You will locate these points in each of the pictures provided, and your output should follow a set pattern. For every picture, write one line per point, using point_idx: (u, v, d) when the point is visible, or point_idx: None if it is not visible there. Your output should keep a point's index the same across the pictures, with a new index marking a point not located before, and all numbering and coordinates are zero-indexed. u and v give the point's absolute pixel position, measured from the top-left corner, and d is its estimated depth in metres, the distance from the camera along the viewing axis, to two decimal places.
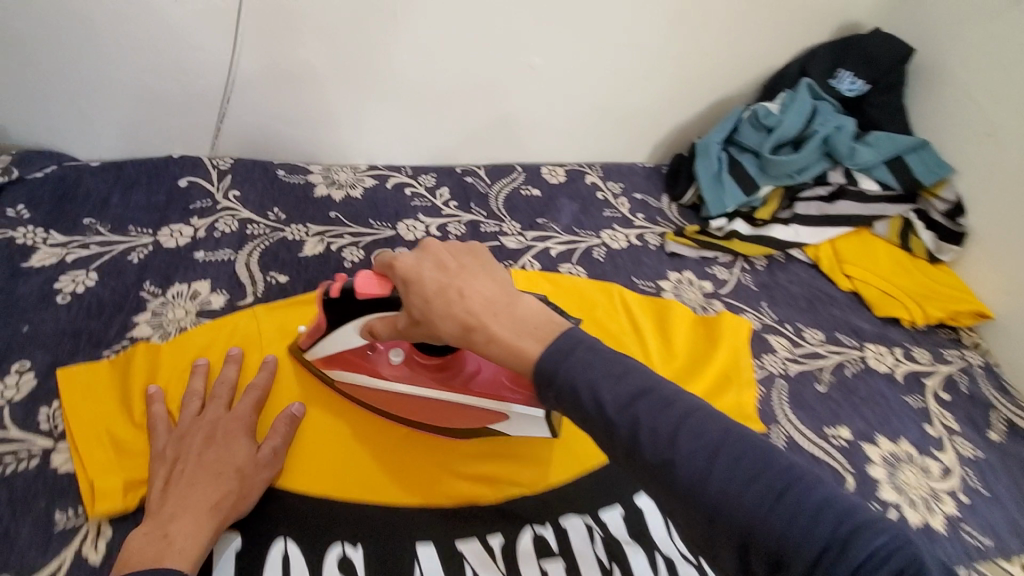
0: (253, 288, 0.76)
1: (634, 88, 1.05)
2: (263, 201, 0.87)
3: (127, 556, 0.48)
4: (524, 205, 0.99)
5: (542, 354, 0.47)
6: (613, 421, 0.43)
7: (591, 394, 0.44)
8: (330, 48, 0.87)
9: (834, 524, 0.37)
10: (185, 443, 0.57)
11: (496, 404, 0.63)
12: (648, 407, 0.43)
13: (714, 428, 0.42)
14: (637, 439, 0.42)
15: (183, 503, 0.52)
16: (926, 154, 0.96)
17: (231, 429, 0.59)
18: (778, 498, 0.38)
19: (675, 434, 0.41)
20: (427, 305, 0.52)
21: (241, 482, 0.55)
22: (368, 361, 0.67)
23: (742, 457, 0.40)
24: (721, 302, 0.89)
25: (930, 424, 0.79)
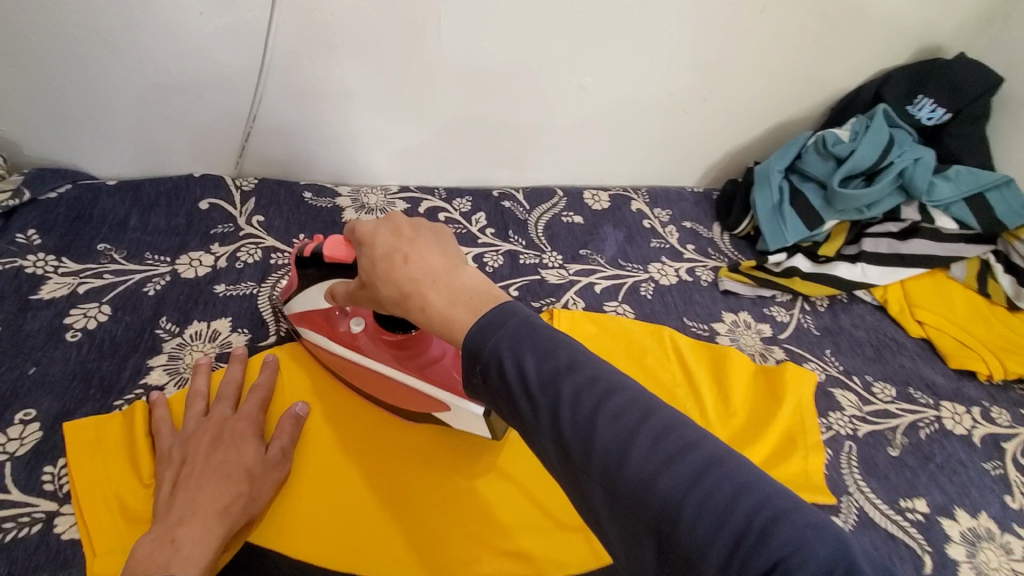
0: (277, 326, 0.70)
1: (687, 109, 0.97)
2: (289, 226, 0.82)
3: (133, 564, 0.45)
4: (566, 233, 0.92)
5: (472, 326, 0.41)
6: (535, 399, 0.38)
7: (514, 364, 0.39)
8: (367, 65, 0.81)
9: (756, 512, 0.32)
10: (192, 445, 0.54)
11: (444, 396, 0.60)
12: (575, 383, 0.38)
13: (634, 406, 0.37)
14: (558, 418, 0.37)
15: (192, 505, 0.49)
16: (1011, 192, 0.87)
17: (240, 430, 0.56)
18: (693, 484, 0.33)
19: (597, 414, 0.36)
20: (375, 268, 0.48)
21: (252, 483, 0.53)
22: (331, 326, 0.65)
23: (658, 436, 0.35)
24: (782, 349, 0.82)
25: (1011, 496, 0.72)
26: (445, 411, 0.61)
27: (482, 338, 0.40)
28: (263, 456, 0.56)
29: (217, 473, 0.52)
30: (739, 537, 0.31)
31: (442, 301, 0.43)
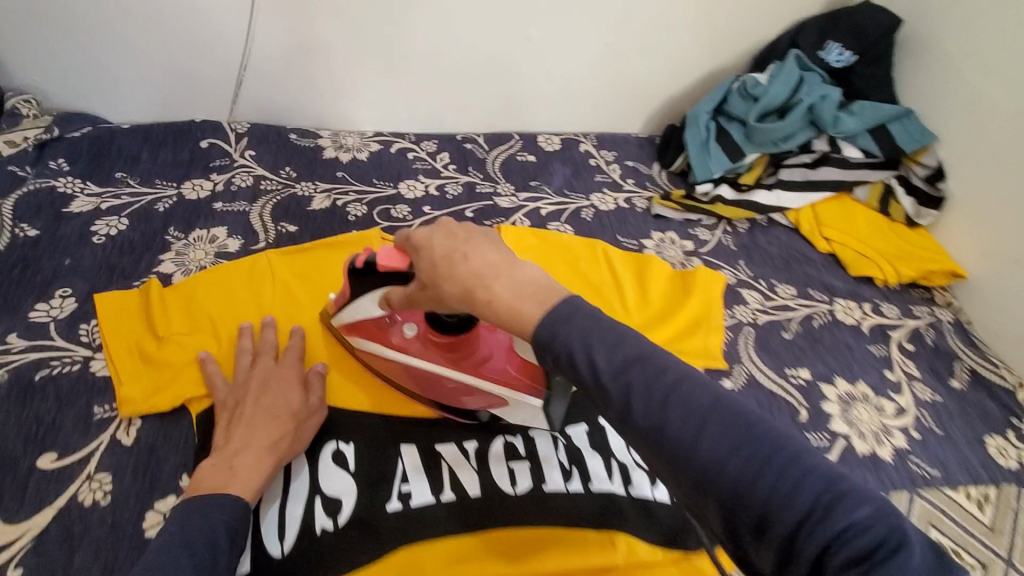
0: (265, 235, 0.84)
1: (626, 61, 1.10)
2: (277, 160, 0.96)
3: (198, 482, 0.54)
4: (519, 168, 1.06)
5: (542, 319, 0.45)
6: (608, 389, 0.43)
7: (587, 359, 0.43)
8: (339, 20, 0.95)
9: (813, 489, 0.36)
10: (242, 391, 0.62)
11: (504, 392, 0.64)
12: (643, 374, 0.42)
13: (700, 396, 0.41)
14: (631, 406, 0.41)
15: (246, 439, 0.57)
16: (910, 123, 0.99)
17: (283, 379, 0.63)
18: (761, 468, 0.37)
19: (669, 399, 0.41)
20: (438, 269, 0.51)
21: (296, 424, 0.61)
22: (386, 333, 0.68)
23: (726, 426, 0.39)
24: (700, 259, 0.95)
25: (890, 370, 0.84)
26: (504, 406, 0.65)
27: (551, 336, 0.44)
28: (305, 402, 0.63)
29: (265, 415, 0.59)
30: (805, 510, 0.35)
31: (509, 295, 0.47)
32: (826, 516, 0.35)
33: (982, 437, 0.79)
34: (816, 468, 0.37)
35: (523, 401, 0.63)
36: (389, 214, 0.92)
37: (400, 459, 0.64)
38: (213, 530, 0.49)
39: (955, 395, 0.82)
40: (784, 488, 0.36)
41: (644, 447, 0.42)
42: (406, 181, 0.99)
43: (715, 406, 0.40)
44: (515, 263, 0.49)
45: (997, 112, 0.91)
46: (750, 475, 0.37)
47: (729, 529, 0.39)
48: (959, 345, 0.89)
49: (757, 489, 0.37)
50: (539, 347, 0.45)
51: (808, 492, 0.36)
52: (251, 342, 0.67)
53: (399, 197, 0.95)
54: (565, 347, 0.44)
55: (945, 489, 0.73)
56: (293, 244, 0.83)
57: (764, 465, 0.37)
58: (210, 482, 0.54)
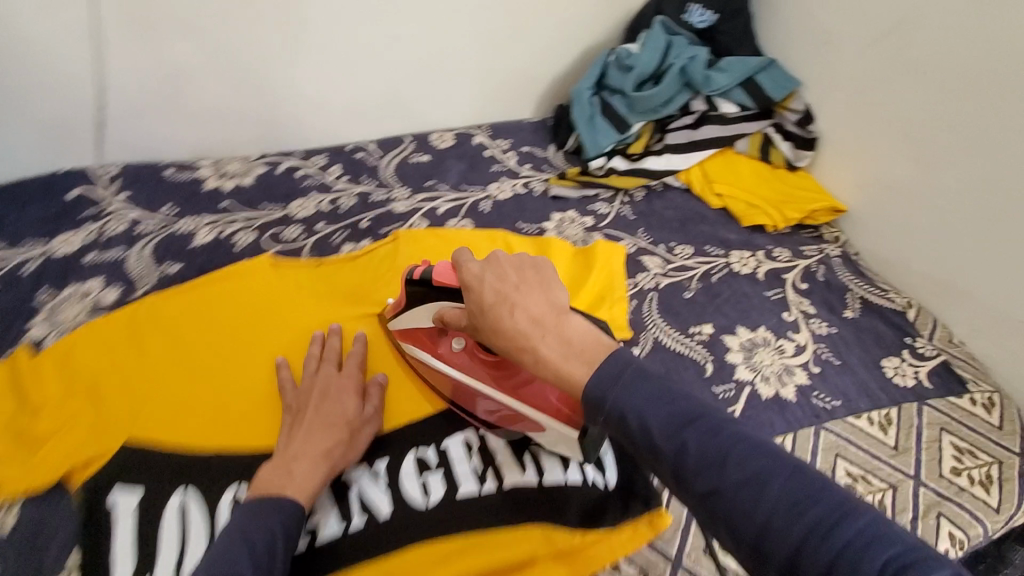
0: (146, 279, 0.81)
1: (503, 48, 1.10)
2: (153, 199, 0.91)
3: (258, 483, 0.57)
4: (414, 170, 1.05)
5: (591, 379, 0.49)
6: (660, 447, 0.44)
7: (638, 418, 0.45)
8: (194, 45, 0.91)
9: (879, 551, 0.36)
10: (304, 398, 0.66)
11: (539, 417, 0.61)
12: (698, 434, 0.44)
13: (757, 458, 0.42)
14: (687, 468, 0.43)
15: (304, 446, 0.60)
16: (775, 71, 1.04)
17: (342, 387, 0.67)
18: (826, 532, 0.38)
19: (724, 460, 0.42)
20: (487, 315, 0.55)
21: (350, 433, 0.63)
22: (436, 346, 0.71)
23: (787, 490, 0.40)
24: (600, 234, 0.97)
25: (787, 311, 0.88)
26: (541, 432, 0.63)
27: (603, 394, 0.48)
28: (361, 412, 0.66)
29: (323, 423, 0.62)
30: None
31: (557, 354, 0.51)
32: None
33: (878, 361, 0.82)
34: (886, 535, 0.37)
35: (557, 430, 0.61)
36: (279, 237, 0.90)
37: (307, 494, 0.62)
38: (268, 533, 0.52)
39: (847, 323, 0.86)
40: (850, 558, 0.36)
41: (706, 516, 0.43)
42: (297, 200, 0.96)
43: (774, 470, 0.41)
44: (563, 316, 0.53)
45: (848, 49, 0.96)
46: (812, 541, 0.38)
47: None
48: (849, 277, 0.94)
49: (823, 554, 0.37)
50: (590, 401, 0.48)
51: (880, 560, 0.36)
52: (318, 348, 0.72)
53: (289, 218, 0.93)
54: (615, 406, 0.47)
55: (848, 418, 0.75)
56: (177, 284, 0.81)
57: (828, 530, 0.38)
58: (270, 484, 0.57)
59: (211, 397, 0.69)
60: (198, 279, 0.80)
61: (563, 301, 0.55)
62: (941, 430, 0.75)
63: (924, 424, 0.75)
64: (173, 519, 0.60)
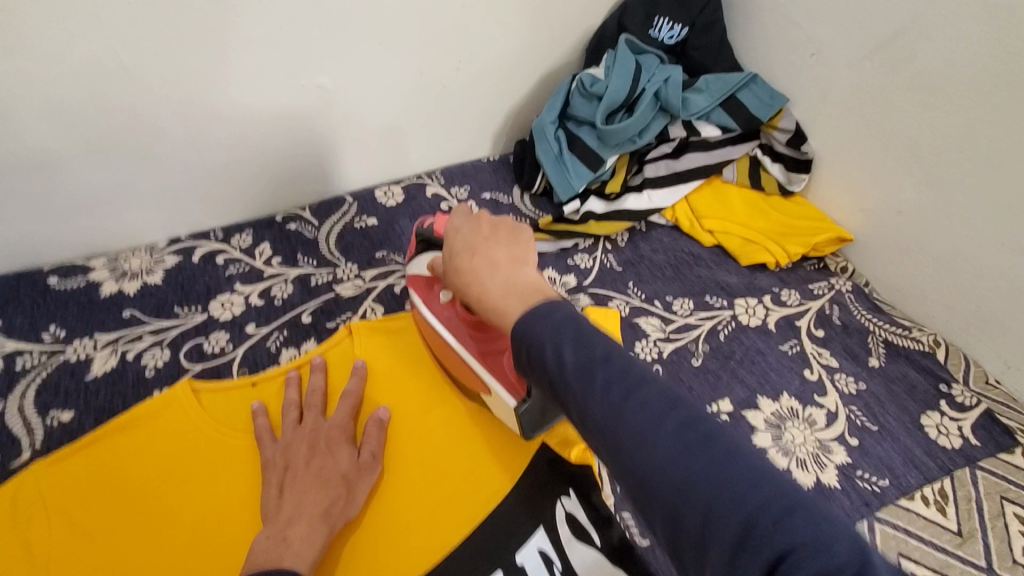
0: (31, 438, 0.64)
1: (448, 85, 0.95)
2: (34, 321, 0.73)
3: (251, 557, 0.50)
4: (360, 238, 0.89)
5: (519, 317, 0.45)
6: (567, 378, 0.40)
7: (555, 353, 0.41)
8: (61, 126, 0.73)
9: (767, 504, 0.32)
10: (291, 453, 0.60)
11: (487, 379, 0.60)
12: (608, 372, 0.39)
13: (659, 401, 0.38)
14: (589, 402, 0.39)
15: (298, 509, 0.55)
16: (759, 88, 0.93)
17: (333, 437, 0.62)
18: (713, 471, 0.34)
19: (628, 396, 0.38)
20: (452, 258, 0.54)
21: (348, 488, 0.58)
22: (426, 292, 0.68)
23: (685, 433, 0.36)
24: (586, 295, 0.84)
25: (808, 369, 0.76)
26: (489, 396, 0.62)
27: (532, 323, 0.44)
28: (357, 461, 0.61)
29: (317, 479, 0.57)
30: (745, 533, 0.31)
31: (498, 293, 0.48)
32: (768, 533, 0.31)
33: (919, 420, 0.72)
34: (774, 481, 0.33)
35: (499, 394, 0.59)
36: (201, 351, 0.73)
37: None
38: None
39: (876, 375, 0.76)
40: (726, 496, 0.33)
41: (603, 453, 0.39)
42: (220, 297, 0.79)
43: (676, 409, 0.37)
44: (518, 263, 0.50)
45: (839, 60, 0.85)
46: (697, 480, 0.34)
47: (669, 547, 0.35)
48: (866, 315, 0.84)
49: (700, 499, 0.33)
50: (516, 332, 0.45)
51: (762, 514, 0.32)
52: (297, 394, 0.66)
53: (211, 322, 0.76)
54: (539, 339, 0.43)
55: (901, 502, 0.65)
56: (72, 440, 0.64)
57: (718, 471, 0.34)
58: (264, 553, 0.51)
59: (178, 512, 0.60)
60: (99, 430, 0.63)
61: (528, 255, 0.52)
62: (1002, 500, 0.65)
63: (983, 495, 0.65)
64: None
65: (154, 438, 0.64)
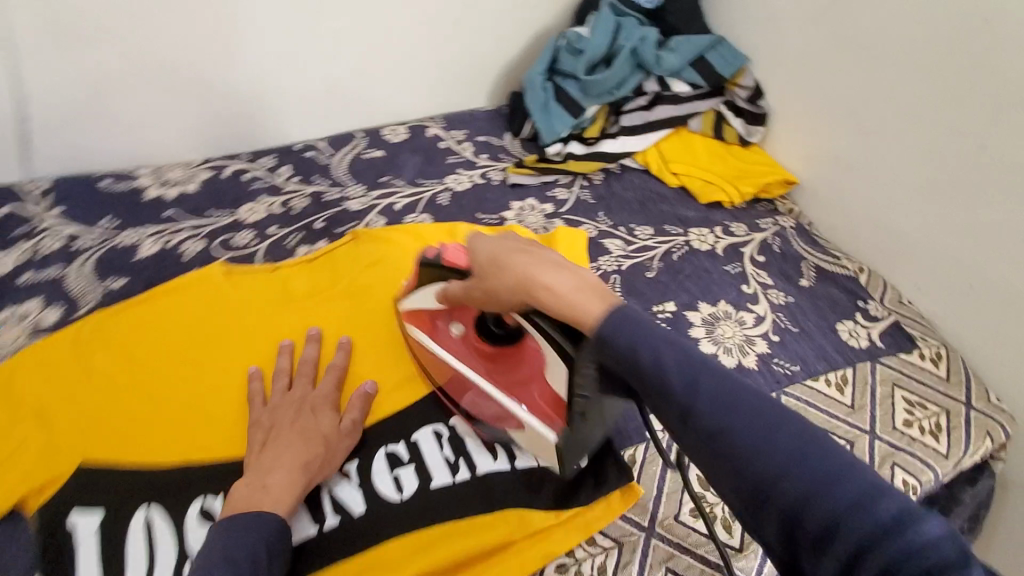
0: (89, 297, 0.76)
1: (451, 38, 1.08)
2: (90, 212, 0.86)
3: (234, 502, 0.55)
4: (368, 166, 1.03)
5: (605, 311, 0.47)
6: (670, 381, 0.42)
7: (653, 356, 0.43)
8: (120, 46, 0.86)
9: (885, 510, 0.36)
10: (278, 415, 0.64)
11: (524, 416, 0.62)
12: (714, 382, 0.42)
13: (764, 413, 0.40)
14: (693, 404, 0.41)
15: (278, 459, 0.58)
16: (724, 49, 1.05)
17: (317, 403, 0.66)
18: (829, 479, 0.37)
19: (736, 405, 0.41)
20: (499, 267, 0.54)
21: (328, 446, 0.62)
22: (436, 328, 0.71)
23: (796, 443, 0.39)
24: (561, 220, 0.97)
25: (746, 284, 0.89)
26: (521, 430, 0.64)
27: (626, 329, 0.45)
28: (338, 425, 0.64)
29: (299, 437, 0.61)
30: (869, 535, 0.35)
31: (571, 287, 0.49)
32: (889, 535, 0.35)
33: (834, 325, 0.85)
34: (883, 488, 0.37)
35: (538, 431, 0.61)
36: (230, 244, 0.86)
37: (323, 486, 0.62)
38: (252, 546, 0.50)
39: (804, 292, 0.89)
40: (847, 505, 0.36)
41: (705, 458, 0.42)
42: (247, 205, 0.93)
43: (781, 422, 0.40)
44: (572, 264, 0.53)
45: (789, 23, 0.98)
46: (818, 489, 0.37)
47: (783, 542, 0.39)
48: (803, 247, 0.96)
49: (822, 508, 0.36)
50: (605, 341, 0.46)
51: (880, 524, 0.35)
52: (289, 362, 0.70)
53: (240, 223, 0.89)
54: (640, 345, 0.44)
55: (806, 382, 0.78)
56: (124, 299, 0.77)
57: (834, 481, 0.37)
58: (246, 502, 0.55)
59: (197, 381, 0.70)
60: (153, 291, 0.77)
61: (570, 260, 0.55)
62: (894, 386, 0.78)
63: (877, 380, 0.79)
64: (166, 532, 0.59)
65: (179, 341, 0.73)
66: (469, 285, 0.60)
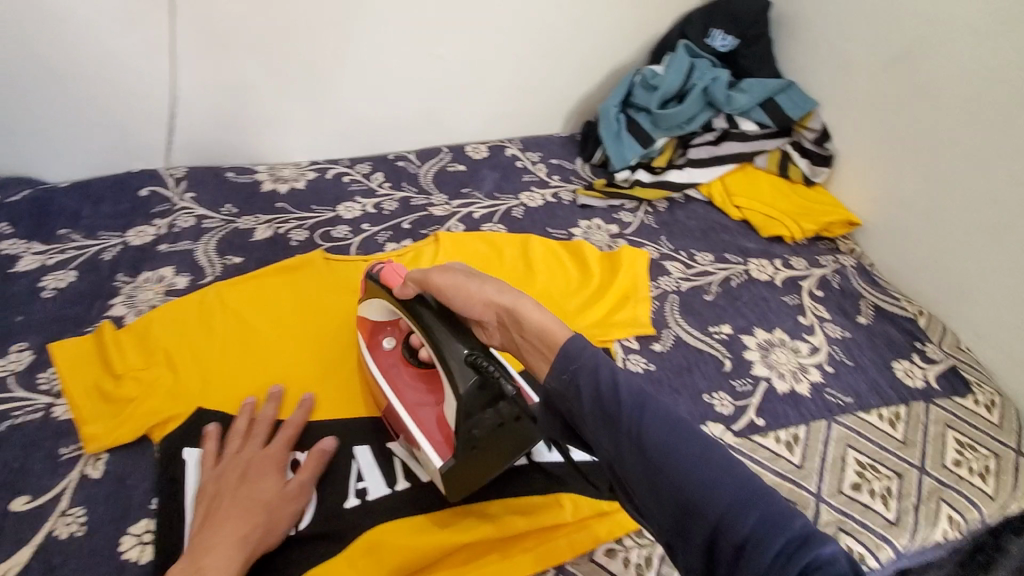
0: (212, 269, 0.88)
1: (537, 69, 1.18)
2: (216, 198, 1.00)
3: None
4: (451, 178, 1.13)
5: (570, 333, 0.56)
6: (621, 410, 0.48)
7: (608, 375, 0.50)
8: (257, 59, 0.99)
9: (788, 530, 0.41)
10: (221, 481, 0.61)
11: (423, 441, 0.64)
12: (658, 407, 0.48)
13: (696, 441, 0.46)
14: (640, 431, 0.46)
15: (215, 536, 0.55)
16: (794, 92, 1.11)
17: (263, 464, 0.63)
18: (749, 502, 0.42)
19: (676, 427, 0.47)
20: (490, 278, 0.63)
21: (270, 514, 0.59)
22: (374, 339, 0.73)
23: (720, 466, 0.44)
24: (625, 240, 1.03)
25: (803, 315, 0.92)
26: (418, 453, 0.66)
27: (581, 348, 0.53)
28: (284, 488, 0.62)
29: (238, 507, 0.58)
30: (780, 551, 0.40)
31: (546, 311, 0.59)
32: (793, 554, 0.40)
33: (889, 363, 0.87)
34: (789, 513, 0.42)
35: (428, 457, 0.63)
36: (329, 235, 0.98)
37: (396, 455, 0.71)
38: None
39: (861, 328, 0.91)
40: (762, 524, 0.41)
41: (643, 475, 0.46)
42: (345, 203, 1.04)
43: (711, 450, 0.45)
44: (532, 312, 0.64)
45: (862, 73, 1.03)
46: (738, 506, 0.42)
47: (702, 555, 0.43)
48: (863, 285, 0.99)
49: (740, 524, 0.41)
50: (564, 355, 0.52)
51: (786, 541, 0.41)
52: (246, 422, 0.67)
53: (338, 219, 1.01)
54: (589, 360, 0.51)
55: (858, 413, 0.80)
56: (240, 274, 0.88)
57: (752, 500, 0.42)
58: None
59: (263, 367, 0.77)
60: (264, 269, 0.87)
61: None
62: (946, 427, 0.80)
63: (930, 420, 0.81)
64: None
65: (262, 327, 0.81)
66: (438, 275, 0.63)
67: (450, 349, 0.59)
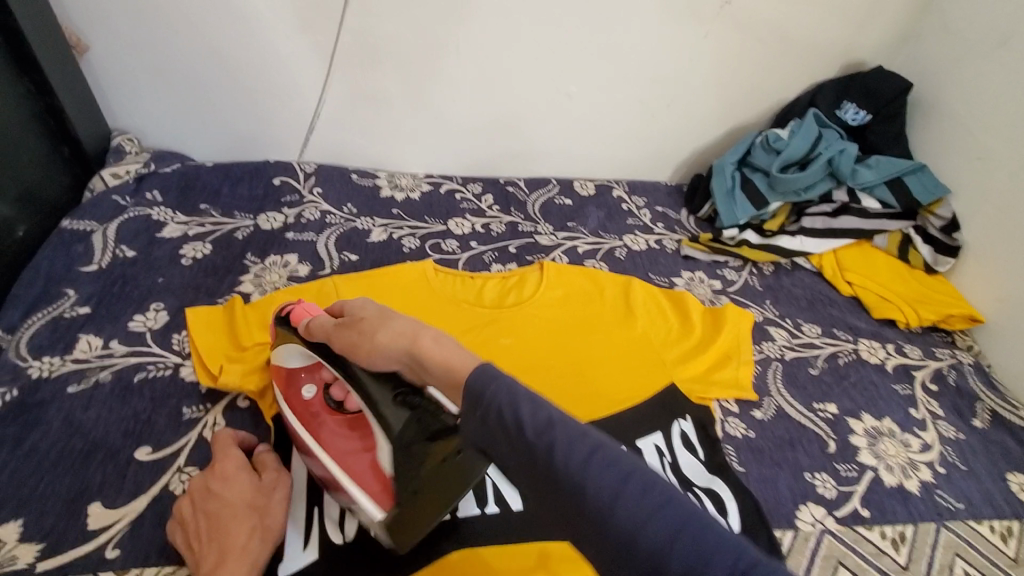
0: (330, 262, 0.93)
1: (656, 116, 1.20)
2: (339, 197, 1.05)
3: None
4: (557, 210, 1.14)
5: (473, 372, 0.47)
6: (530, 445, 0.41)
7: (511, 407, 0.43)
8: (400, 74, 1.05)
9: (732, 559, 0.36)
10: (187, 499, 0.59)
11: (355, 490, 0.57)
12: (564, 431, 0.41)
13: (607, 457, 0.40)
14: (551, 456, 0.40)
15: (214, 556, 0.54)
16: (924, 175, 1.06)
17: (225, 471, 0.60)
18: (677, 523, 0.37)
19: (590, 454, 0.40)
20: (384, 322, 0.56)
21: (259, 515, 0.58)
22: (289, 385, 0.66)
23: (644, 491, 0.39)
24: (728, 298, 1.01)
25: (915, 408, 0.87)
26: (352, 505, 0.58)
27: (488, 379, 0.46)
28: (258, 485, 0.61)
29: (223, 520, 0.56)
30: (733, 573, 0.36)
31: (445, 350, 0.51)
32: None
33: (1004, 475, 0.80)
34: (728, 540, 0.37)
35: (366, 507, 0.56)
36: (439, 247, 1.01)
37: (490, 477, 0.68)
38: None
39: (976, 432, 0.85)
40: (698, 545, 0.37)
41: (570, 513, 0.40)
42: (455, 219, 1.08)
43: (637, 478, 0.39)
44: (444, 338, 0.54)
45: (1001, 168, 0.99)
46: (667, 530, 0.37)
47: None
48: (980, 386, 0.92)
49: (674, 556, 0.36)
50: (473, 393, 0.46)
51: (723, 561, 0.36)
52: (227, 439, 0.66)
53: (448, 233, 1.04)
54: (494, 397, 0.44)
55: (969, 522, 0.74)
56: (355, 271, 0.92)
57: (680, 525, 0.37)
58: None
59: None
60: (381, 268, 0.87)
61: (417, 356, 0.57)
62: None
63: None
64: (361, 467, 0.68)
65: None
66: (339, 333, 0.58)
67: (380, 394, 0.55)
